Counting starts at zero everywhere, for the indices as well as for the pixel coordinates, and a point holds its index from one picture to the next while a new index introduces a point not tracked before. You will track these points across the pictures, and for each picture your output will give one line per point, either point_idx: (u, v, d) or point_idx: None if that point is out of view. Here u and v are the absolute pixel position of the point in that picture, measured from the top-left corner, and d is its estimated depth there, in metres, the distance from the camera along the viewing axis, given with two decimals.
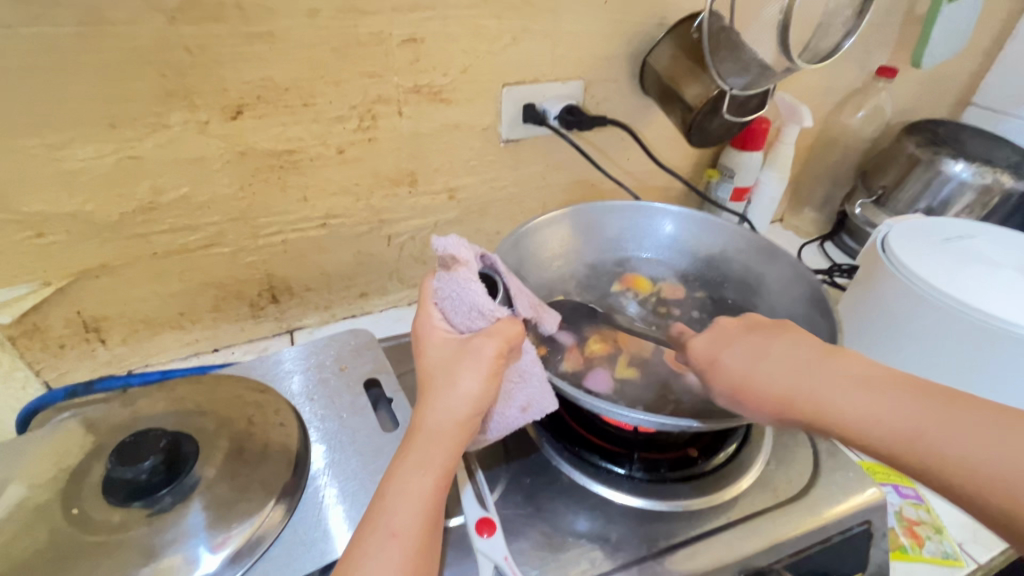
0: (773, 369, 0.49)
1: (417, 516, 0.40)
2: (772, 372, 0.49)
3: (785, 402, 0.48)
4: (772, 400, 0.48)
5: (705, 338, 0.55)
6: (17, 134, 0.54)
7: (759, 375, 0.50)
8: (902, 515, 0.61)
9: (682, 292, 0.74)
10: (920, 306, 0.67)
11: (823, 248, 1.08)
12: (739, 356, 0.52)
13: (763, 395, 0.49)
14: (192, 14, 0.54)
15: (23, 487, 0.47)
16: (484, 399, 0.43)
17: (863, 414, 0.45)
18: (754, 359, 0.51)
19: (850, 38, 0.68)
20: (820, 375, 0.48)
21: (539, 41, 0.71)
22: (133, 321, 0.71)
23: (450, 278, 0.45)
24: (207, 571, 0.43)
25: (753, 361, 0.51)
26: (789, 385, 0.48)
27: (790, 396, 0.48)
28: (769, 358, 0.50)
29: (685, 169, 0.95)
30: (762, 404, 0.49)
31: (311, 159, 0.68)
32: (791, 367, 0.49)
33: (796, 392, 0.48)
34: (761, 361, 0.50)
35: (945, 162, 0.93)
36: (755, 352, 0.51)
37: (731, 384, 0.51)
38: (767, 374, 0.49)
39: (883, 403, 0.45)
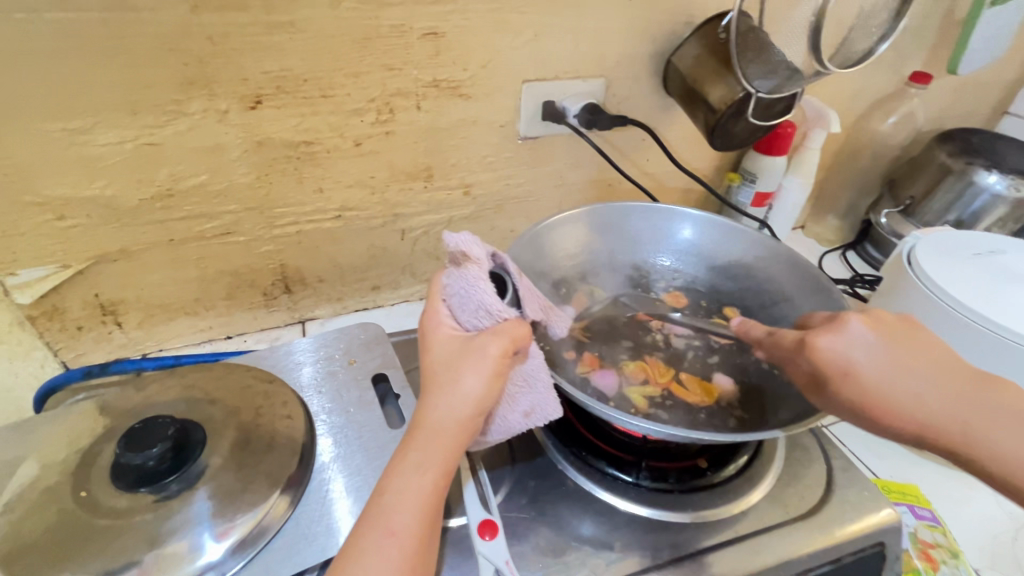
0: (925, 387, 0.47)
1: (415, 515, 0.39)
2: (911, 389, 0.47)
3: (921, 429, 0.47)
4: (915, 423, 0.47)
5: (842, 343, 0.48)
6: (40, 118, 0.54)
7: (908, 385, 0.47)
8: (916, 537, 0.59)
9: (683, 301, 0.73)
10: (947, 324, 0.65)
11: (845, 257, 1.05)
12: (879, 355, 0.48)
13: (897, 414, 0.47)
14: (215, 3, 0.54)
15: (36, 467, 0.48)
16: (487, 400, 0.42)
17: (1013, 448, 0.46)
18: (903, 369, 0.47)
19: (885, 41, 0.66)
20: (964, 399, 0.47)
21: (561, 37, 0.70)
22: (149, 306, 0.71)
23: (460, 276, 0.45)
24: (211, 559, 0.43)
25: (903, 369, 0.47)
26: (930, 405, 0.47)
27: (938, 421, 0.47)
28: (916, 373, 0.47)
29: (705, 171, 0.94)
30: (898, 424, 0.48)
31: (328, 151, 0.67)
32: (928, 382, 0.47)
33: (951, 421, 0.46)
34: (903, 374, 0.47)
35: (977, 172, 0.90)
36: (897, 359, 0.48)
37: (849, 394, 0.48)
38: (912, 390, 0.47)
39: (1008, 426, 0.46)
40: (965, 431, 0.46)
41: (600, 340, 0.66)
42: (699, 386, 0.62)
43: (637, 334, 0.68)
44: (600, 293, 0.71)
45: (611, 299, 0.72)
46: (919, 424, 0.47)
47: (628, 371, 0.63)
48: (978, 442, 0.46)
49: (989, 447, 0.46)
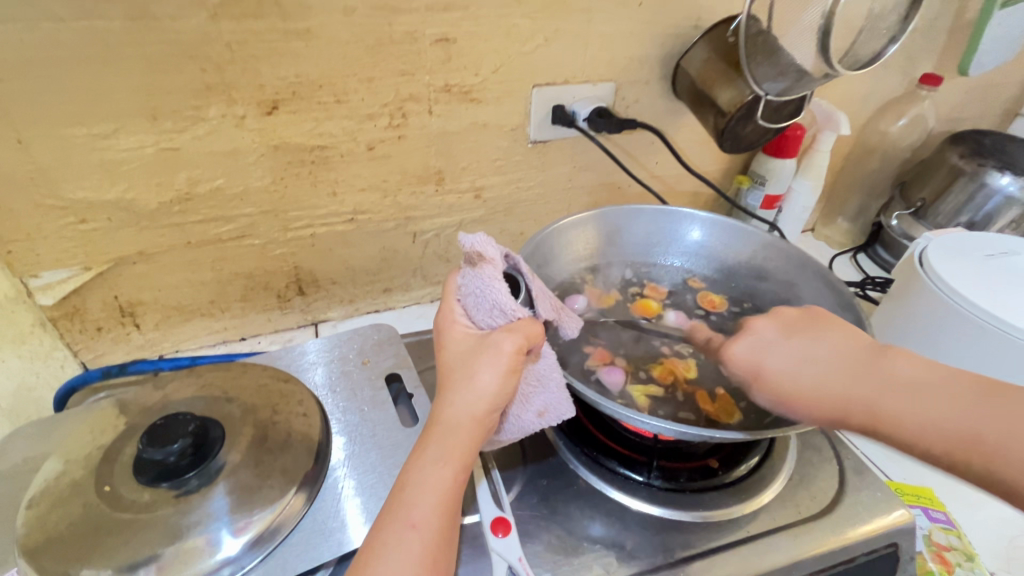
0: (820, 368, 0.50)
1: (434, 510, 0.40)
2: (818, 370, 0.50)
3: (837, 409, 0.49)
4: (827, 407, 0.49)
5: (747, 342, 0.55)
6: (65, 124, 0.56)
7: (806, 371, 0.51)
8: (931, 540, 0.59)
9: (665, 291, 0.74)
10: (962, 326, 0.65)
11: (856, 259, 1.05)
12: (777, 346, 0.53)
13: (811, 402, 0.50)
14: (234, 11, 0.55)
15: (59, 463, 0.49)
16: (502, 396, 0.43)
17: (939, 424, 0.46)
18: (802, 359, 0.51)
19: (894, 44, 0.66)
20: (872, 376, 0.48)
21: (570, 42, 0.71)
22: (166, 307, 0.73)
23: (475, 276, 0.46)
24: (228, 554, 0.44)
25: (802, 358, 0.51)
26: (828, 386, 0.50)
27: (847, 401, 0.48)
28: (812, 359, 0.51)
29: (714, 174, 0.94)
30: (812, 411, 0.50)
31: (341, 155, 0.69)
32: (826, 366, 0.50)
33: (852, 399, 0.48)
34: (802, 360, 0.51)
35: (990, 175, 0.89)
36: (795, 347, 0.52)
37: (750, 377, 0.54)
38: (815, 374, 0.50)
39: (914, 398, 0.47)
40: (877, 412, 0.47)
41: (621, 342, 0.67)
42: (723, 404, 0.60)
43: (656, 334, 0.68)
44: (606, 293, 0.72)
45: (619, 300, 0.72)
46: (837, 405, 0.49)
47: (657, 376, 0.62)
48: (886, 417, 0.47)
49: (905, 426, 0.46)
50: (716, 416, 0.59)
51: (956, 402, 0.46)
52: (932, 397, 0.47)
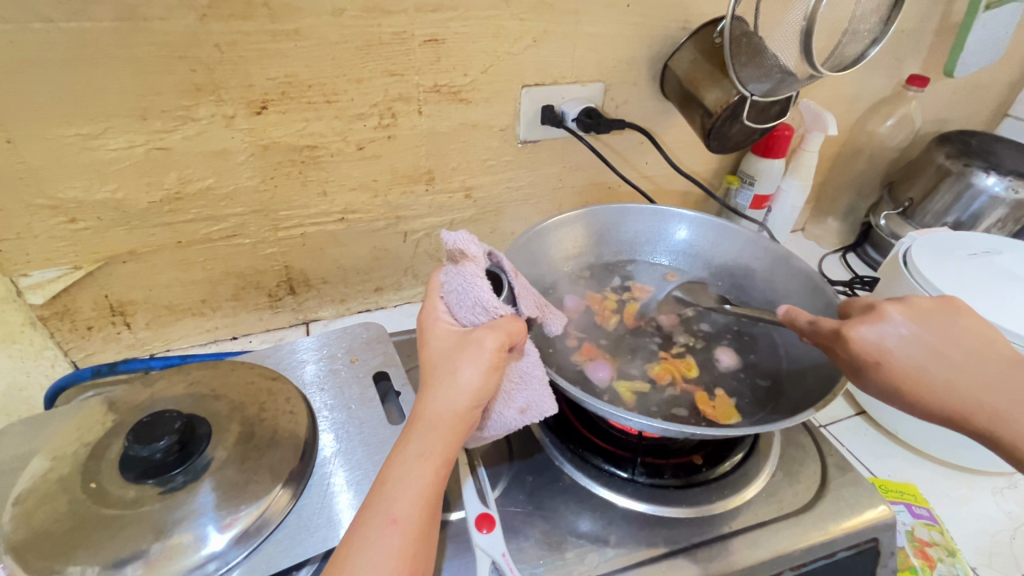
0: (961, 369, 0.47)
1: (415, 505, 0.40)
2: (952, 372, 0.47)
3: (952, 412, 0.47)
4: (942, 406, 0.47)
5: (872, 330, 0.49)
6: (55, 124, 0.56)
7: (936, 369, 0.47)
8: (914, 535, 0.60)
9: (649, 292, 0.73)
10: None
11: (845, 259, 1.06)
12: (909, 342, 0.48)
13: (927, 400, 0.48)
14: (222, 11, 0.56)
15: (46, 460, 0.49)
16: (484, 393, 0.44)
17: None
18: (932, 356, 0.48)
19: (877, 45, 0.67)
20: (1014, 385, 0.46)
21: (559, 43, 0.71)
22: (157, 306, 0.73)
23: (457, 273, 0.46)
24: (215, 549, 0.45)
25: (938, 356, 0.48)
26: (961, 390, 0.47)
27: (970, 409, 0.46)
28: (950, 358, 0.48)
29: (704, 174, 0.95)
30: (930, 406, 0.48)
31: (332, 155, 0.69)
32: (963, 367, 0.47)
33: (978, 404, 0.46)
34: (935, 362, 0.48)
35: (976, 175, 0.90)
36: (931, 347, 0.48)
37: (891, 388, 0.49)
38: (958, 373, 0.47)
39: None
40: (996, 412, 0.46)
41: (609, 341, 0.67)
42: (722, 404, 0.61)
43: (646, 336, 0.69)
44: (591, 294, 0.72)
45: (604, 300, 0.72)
46: (948, 407, 0.47)
47: (653, 375, 0.63)
48: (1006, 428, 0.45)
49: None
50: (712, 416, 0.59)
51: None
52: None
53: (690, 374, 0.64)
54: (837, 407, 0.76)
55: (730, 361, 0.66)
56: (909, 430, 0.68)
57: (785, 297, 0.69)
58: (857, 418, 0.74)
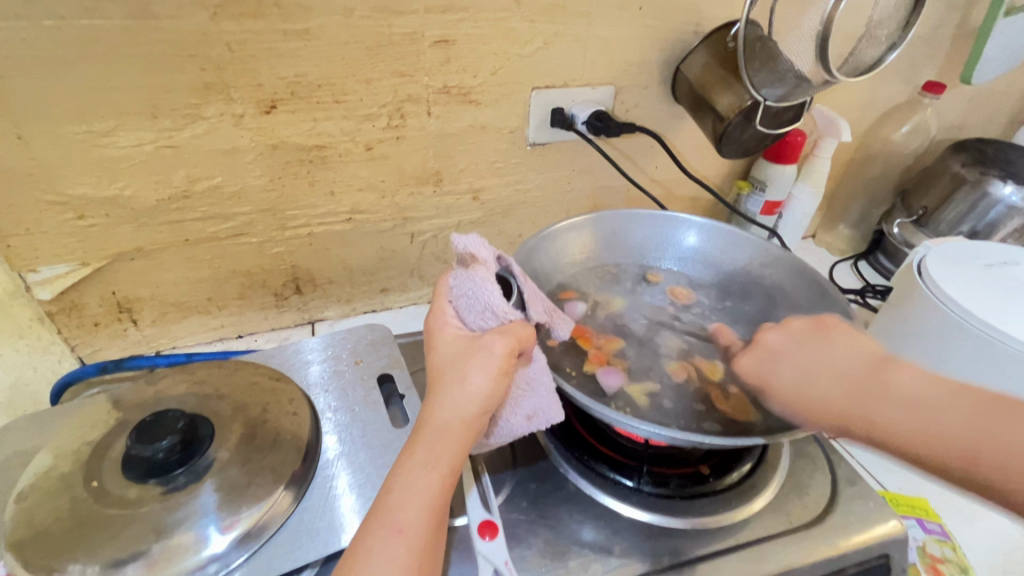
0: (825, 379, 0.51)
1: (421, 513, 0.40)
2: (813, 374, 0.52)
3: (838, 421, 0.49)
4: (829, 410, 0.50)
5: (775, 334, 0.58)
6: (65, 120, 0.56)
7: (789, 372, 0.54)
8: (925, 551, 0.58)
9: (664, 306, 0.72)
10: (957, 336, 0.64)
11: (856, 267, 1.04)
12: (783, 367, 0.54)
13: (804, 410, 0.51)
14: (233, 10, 0.56)
15: (50, 458, 0.49)
16: (493, 399, 0.43)
17: (903, 425, 0.46)
18: (807, 372, 0.53)
19: (894, 51, 0.65)
20: (869, 384, 0.49)
21: (570, 45, 0.71)
22: (163, 304, 0.73)
23: (468, 277, 0.46)
24: (215, 551, 0.44)
25: (811, 373, 0.52)
26: (800, 390, 0.52)
27: (843, 414, 0.49)
28: (822, 374, 0.52)
29: (714, 179, 0.94)
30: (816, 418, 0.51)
31: (340, 155, 0.69)
32: (819, 372, 0.52)
33: (851, 402, 0.49)
34: (812, 373, 0.52)
35: (992, 183, 0.88)
36: (802, 366, 0.53)
37: (762, 389, 0.56)
38: (818, 384, 0.51)
39: (908, 407, 0.47)
40: (868, 423, 0.48)
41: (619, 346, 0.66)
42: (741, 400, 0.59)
43: (655, 340, 0.68)
44: (596, 298, 0.71)
45: (610, 305, 0.71)
46: (819, 412, 0.50)
47: (670, 371, 0.64)
48: (884, 429, 0.47)
49: (893, 430, 0.47)
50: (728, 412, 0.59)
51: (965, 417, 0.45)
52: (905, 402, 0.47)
53: (707, 370, 0.63)
54: (847, 418, 0.74)
55: (737, 347, 0.68)
56: None
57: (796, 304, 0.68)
58: None
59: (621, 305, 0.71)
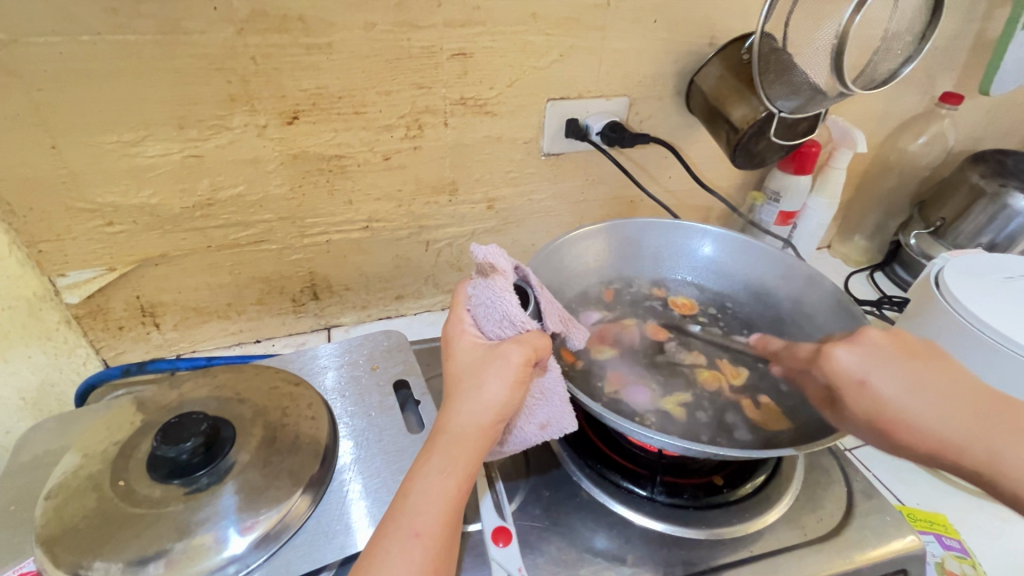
0: (928, 402, 0.50)
1: (436, 519, 0.40)
2: (922, 406, 0.50)
3: (938, 449, 0.50)
4: (928, 439, 0.50)
5: (853, 353, 0.52)
6: (97, 131, 0.58)
7: (917, 400, 0.50)
8: (943, 568, 0.58)
9: (664, 334, 0.69)
10: (976, 349, 0.64)
11: (873, 278, 1.03)
12: (891, 378, 0.51)
13: (913, 432, 0.50)
14: (259, 25, 0.57)
15: (77, 457, 0.51)
16: (509, 406, 0.44)
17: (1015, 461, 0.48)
18: (911, 385, 0.51)
19: (910, 63, 0.65)
20: (979, 419, 0.50)
21: (586, 57, 0.72)
22: (185, 308, 0.75)
23: (486, 287, 0.47)
24: (235, 552, 0.45)
25: (906, 391, 0.51)
26: (943, 422, 0.50)
27: (951, 439, 0.50)
28: (923, 392, 0.51)
29: (728, 190, 0.94)
30: (914, 443, 0.50)
31: (358, 165, 0.70)
32: (937, 398, 0.51)
33: (958, 437, 0.49)
34: (912, 395, 0.51)
35: (1011, 195, 0.87)
36: (911, 383, 0.51)
37: (877, 419, 0.50)
38: (924, 408, 0.50)
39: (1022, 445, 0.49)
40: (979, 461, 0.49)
41: (630, 354, 0.66)
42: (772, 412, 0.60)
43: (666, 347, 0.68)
44: (605, 308, 0.71)
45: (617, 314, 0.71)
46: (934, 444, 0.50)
47: (702, 379, 0.64)
48: (994, 462, 0.49)
49: (997, 464, 0.49)
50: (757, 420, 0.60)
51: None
52: (1010, 437, 0.49)
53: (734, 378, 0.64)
54: None
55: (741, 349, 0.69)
56: None
57: (809, 316, 0.68)
58: None
59: (626, 312, 0.72)
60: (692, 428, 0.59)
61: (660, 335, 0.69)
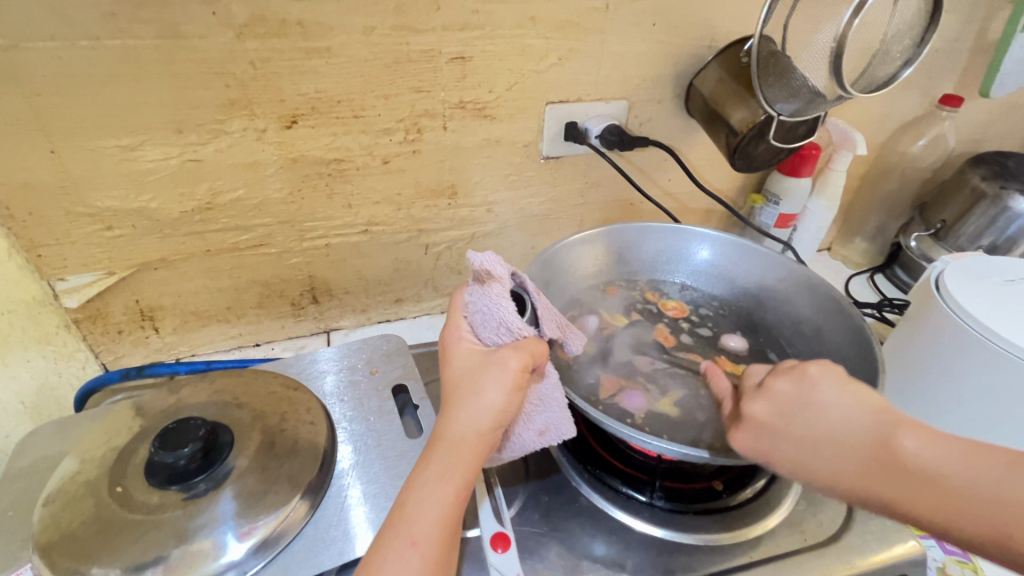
0: (829, 457, 0.43)
1: (435, 528, 0.40)
2: (829, 463, 0.43)
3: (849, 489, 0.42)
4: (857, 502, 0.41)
5: (745, 433, 0.47)
6: (96, 136, 0.58)
7: (815, 462, 0.43)
8: (945, 572, 0.57)
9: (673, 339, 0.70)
10: (981, 354, 0.63)
11: (873, 281, 1.03)
12: (776, 440, 0.45)
13: (839, 494, 0.42)
14: (258, 30, 0.57)
15: (75, 462, 0.51)
16: (506, 413, 0.44)
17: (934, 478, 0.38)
18: (803, 448, 0.44)
19: (909, 66, 0.65)
20: (886, 458, 0.40)
21: (584, 60, 0.72)
22: (185, 312, 0.75)
23: (483, 293, 0.46)
24: (233, 558, 0.45)
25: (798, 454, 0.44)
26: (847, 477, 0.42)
27: (866, 490, 0.41)
28: (821, 448, 0.43)
29: (728, 192, 0.94)
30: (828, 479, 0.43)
31: (357, 168, 0.70)
32: (831, 450, 0.43)
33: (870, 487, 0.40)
34: (811, 454, 0.44)
35: (1010, 198, 0.87)
36: (798, 440, 0.45)
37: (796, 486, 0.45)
38: (826, 462, 0.43)
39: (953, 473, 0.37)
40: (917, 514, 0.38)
41: (629, 358, 0.66)
42: None
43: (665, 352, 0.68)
44: (603, 312, 0.71)
45: (616, 318, 0.71)
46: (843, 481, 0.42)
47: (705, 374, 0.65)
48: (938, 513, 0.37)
49: (922, 510, 0.38)
50: None
51: (960, 475, 0.37)
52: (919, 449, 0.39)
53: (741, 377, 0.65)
54: None
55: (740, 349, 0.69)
56: None
57: (809, 320, 0.67)
58: None
59: (625, 316, 0.71)
60: (692, 432, 0.58)
61: (669, 342, 0.69)
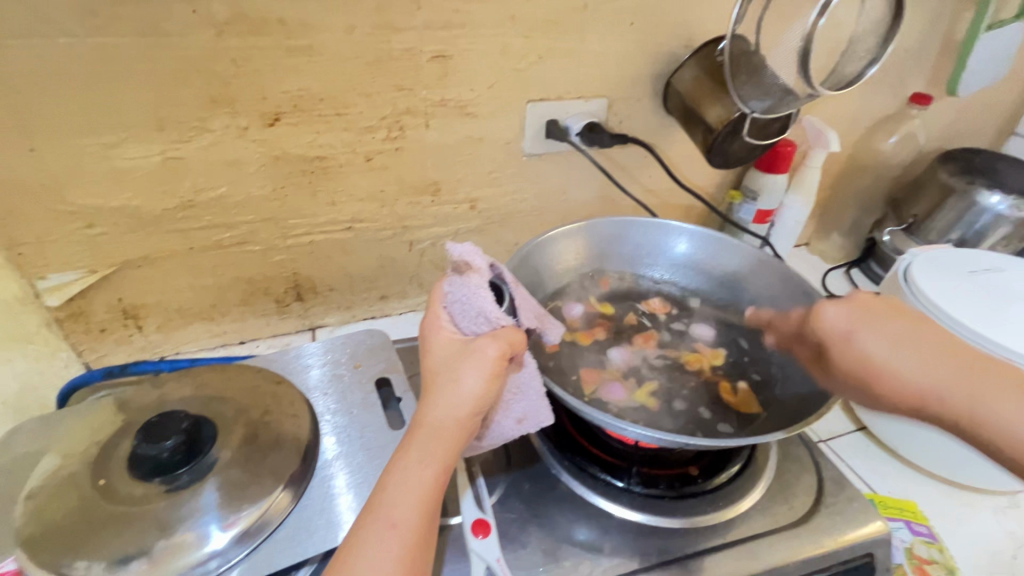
0: (925, 365, 0.51)
1: (415, 510, 0.41)
2: (908, 366, 0.51)
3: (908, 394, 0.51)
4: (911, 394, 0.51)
5: (839, 311, 0.54)
6: (77, 133, 0.59)
7: (903, 359, 0.51)
8: (912, 553, 0.60)
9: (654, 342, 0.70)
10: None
11: (849, 275, 1.06)
12: (876, 340, 0.52)
13: (897, 390, 0.52)
14: (239, 28, 0.58)
15: (58, 457, 0.51)
16: (485, 400, 0.45)
17: (991, 415, 0.49)
18: (905, 347, 0.52)
19: (874, 65, 0.67)
20: (956, 373, 0.50)
21: (564, 59, 0.73)
22: (168, 310, 0.75)
23: (462, 283, 0.48)
24: (217, 547, 0.46)
25: (892, 356, 0.52)
26: (932, 381, 0.51)
27: (936, 388, 0.51)
28: (899, 350, 0.52)
29: (707, 189, 0.96)
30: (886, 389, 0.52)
31: (341, 166, 0.71)
32: (911, 359, 0.51)
33: (931, 391, 0.51)
34: (905, 363, 0.51)
35: (979, 193, 0.90)
36: (903, 349, 0.52)
37: (864, 369, 0.52)
38: (903, 365, 0.51)
39: None
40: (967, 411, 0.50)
41: (608, 348, 0.68)
42: (748, 396, 0.64)
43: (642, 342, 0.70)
44: (584, 304, 0.73)
45: (596, 309, 0.73)
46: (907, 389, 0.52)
47: (684, 361, 0.68)
48: (970, 412, 0.50)
49: (986, 414, 0.49)
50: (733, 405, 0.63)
51: (1006, 398, 0.49)
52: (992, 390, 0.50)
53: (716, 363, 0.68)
54: (839, 421, 0.75)
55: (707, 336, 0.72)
56: (910, 447, 0.67)
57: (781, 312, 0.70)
58: (857, 433, 0.73)
59: (604, 306, 0.73)
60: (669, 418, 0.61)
61: (648, 345, 0.69)
